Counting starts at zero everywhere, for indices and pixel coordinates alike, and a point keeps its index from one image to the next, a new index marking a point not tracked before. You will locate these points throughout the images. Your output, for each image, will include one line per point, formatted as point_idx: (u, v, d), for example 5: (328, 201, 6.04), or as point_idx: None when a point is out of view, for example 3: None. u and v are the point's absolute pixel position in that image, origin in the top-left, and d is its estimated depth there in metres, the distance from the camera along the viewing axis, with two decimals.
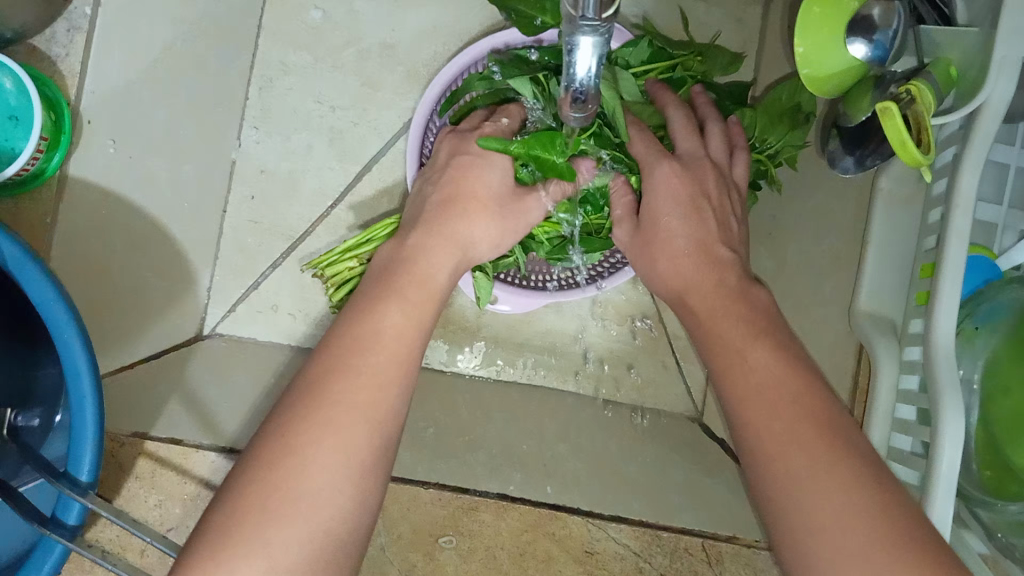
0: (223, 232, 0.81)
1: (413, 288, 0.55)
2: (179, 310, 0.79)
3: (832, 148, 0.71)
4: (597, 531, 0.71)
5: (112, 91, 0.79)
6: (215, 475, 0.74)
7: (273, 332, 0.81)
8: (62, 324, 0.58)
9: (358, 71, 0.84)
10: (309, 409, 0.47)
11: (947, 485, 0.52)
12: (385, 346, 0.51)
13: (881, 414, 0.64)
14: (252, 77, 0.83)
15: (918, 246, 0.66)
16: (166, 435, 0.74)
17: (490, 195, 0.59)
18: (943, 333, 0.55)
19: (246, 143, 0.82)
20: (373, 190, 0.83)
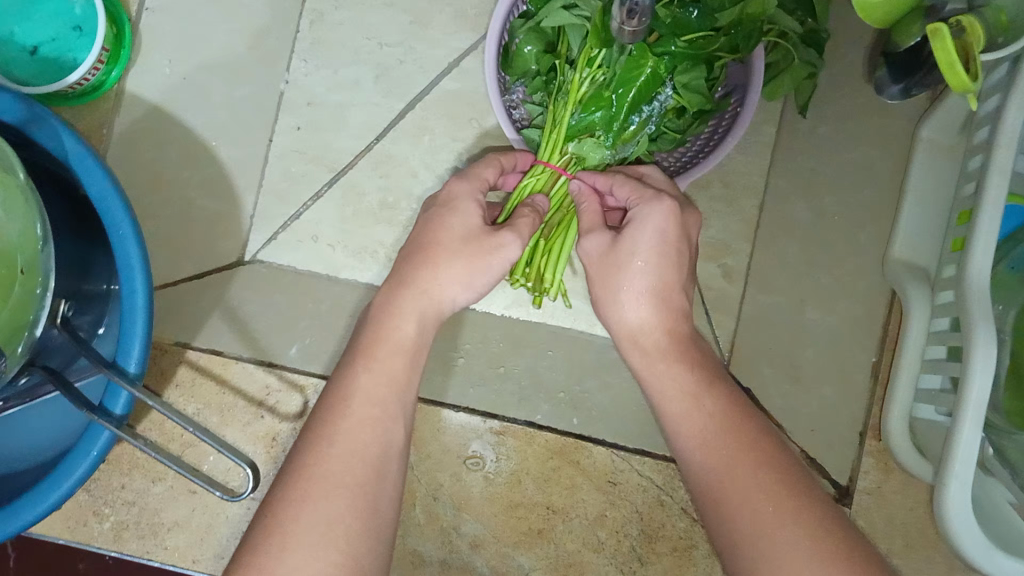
0: (270, 156, 0.84)
1: (382, 348, 0.56)
2: (224, 232, 0.82)
3: (879, 77, 0.75)
4: (621, 462, 0.72)
5: (173, 12, 0.82)
6: (252, 387, 0.78)
7: (311, 261, 0.82)
8: (119, 220, 0.60)
9: (409, 9, 0.86)
10: (299, 474, 0.48)
11: (976, 413, 0.53)
12: (363, 410, 0.52)
13: (911, 356, 0.65)
14: (306, 9, 0.85)
15: (956, 192, 0.66)
16: (207, 346, 0.79)
17: (455, 240, 0.59)
18: (977, 270, 0.56)
19: (296, 75, 0.85)
20: (415, 125, 0.85)
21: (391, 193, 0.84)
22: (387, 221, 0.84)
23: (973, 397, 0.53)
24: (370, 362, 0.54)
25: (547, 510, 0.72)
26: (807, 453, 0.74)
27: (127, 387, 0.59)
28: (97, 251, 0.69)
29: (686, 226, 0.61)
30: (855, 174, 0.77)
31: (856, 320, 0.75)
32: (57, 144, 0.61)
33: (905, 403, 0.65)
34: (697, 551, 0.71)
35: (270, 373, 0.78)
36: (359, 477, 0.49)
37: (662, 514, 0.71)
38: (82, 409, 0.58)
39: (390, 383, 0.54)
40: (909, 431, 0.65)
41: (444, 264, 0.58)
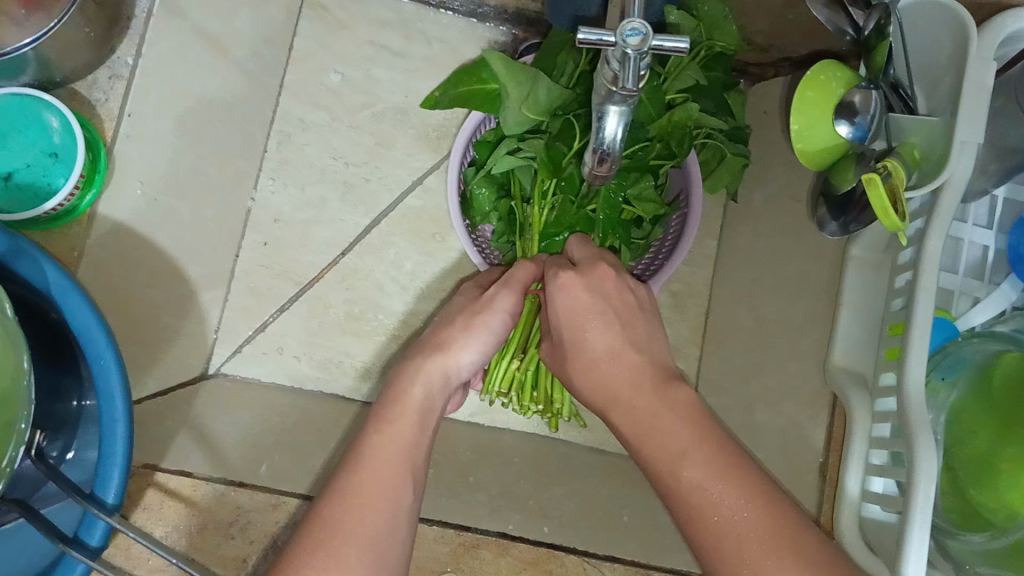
0: (235, 273, 0.87)
1: (398, 411, 0.62)
2: (189, 349, 0.83)
3: (821, 214, 0.81)
4: (593, 570, 0.74)
5: (145, 131, 0.81)
6: (224, 510, 0.74)
7: (278, 373, 0.87)
8: (100, 349, 0.61)
9: (373, 130, 0.91)
10: (323, 518, 0.54)
11: (923, 517, 0.58)
12: (380, 460, 0.58)
13: (857, 458, 0.70)
14: (273, 130, 0.89)
15: (886, 308, 0.73)
16: (177, 468, 0.75)
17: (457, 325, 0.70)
18: (914, 383, 0.62)
19: (263, 193, 0.88)
20: (380, 241, 0.90)
21: (357, 305, 0.89)
22: (354, 333, 0.88)
23: (920, 500, 0.58)
24: (384, 423, 0.61)
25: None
26: None
27: (106, 518, 0.59)
28: (66, 375, 0.70)
29: (606, 281, 0.67)
30: (793, 285, 0.84)
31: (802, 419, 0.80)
32: (38, 277, 0.62)
33: (853, 502, 0.70)
34: None
35: (243, 493, 0.75)
36: (379, 524, 0.55)
37: None
38: (58, 542, 0.59)
39: (399, 441, 0.60)
40: (859, 529, 0.69)
41: (463, 344, 0.69)
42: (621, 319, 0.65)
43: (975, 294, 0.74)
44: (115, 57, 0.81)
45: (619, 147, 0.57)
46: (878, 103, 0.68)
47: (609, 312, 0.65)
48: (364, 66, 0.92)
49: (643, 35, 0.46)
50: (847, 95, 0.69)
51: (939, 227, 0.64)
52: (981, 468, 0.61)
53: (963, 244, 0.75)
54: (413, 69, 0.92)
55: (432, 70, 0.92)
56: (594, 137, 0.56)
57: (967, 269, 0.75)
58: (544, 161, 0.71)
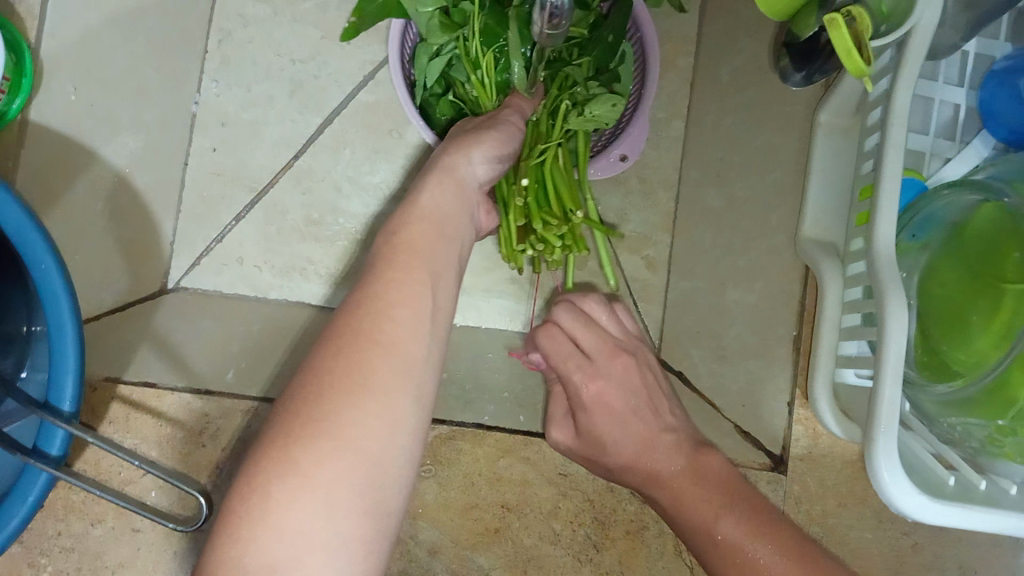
0: (185, 181, 0.83)
1: (412, 217, 0.57)
2: (144, 261, 0.82)
3: (783, 65, 0.80)
4: (569, 454, 0.76)
5: (73, 34, 0.80)
6: (191, 417, 0.82)
7: (240, 283, 0.84)
8: (39, 252, 0.59)
9: (318, 23, 0.85)
10: (346, 329, 0.49)
11: (896, 372, 0.56)
12: (394, 267, 0.53)
13: (829, 323, 0.69)
14: (211, 30, 0.83)
15: (857, 170, 0.71)
16: (140, 380, 0.81)
17: (470, 139, 0.63)
18: (884, 244, 0.61)
19: (207, 95, 0.83)
20: (334, 140, 0.86)
21: (315, 209, 0.85)
22: (314, 238, 0.85)
23: (891, 354, 0.56)
24: (397, 233, 0.56)
25: (502, 509, 0.75)
26: (739, 428, 0.77)
27: (65, 425, 0.59)
28: (14, 289, 0.68)
29: (641, 374, 0.73)
30: (764, 160, 0.81)
31: (777, 295, 0.79)
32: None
33: (826, 369, 0.70)
34: (648, 531, 0.74)
35: (207, 401, 0.82)
36: (406, 329, 0.50)
37: (612, 499, 0.75)
38: (17, 455, 0.59)
39: (417, 247, 0.55)
40: (830, 397, 0.70)
41: (471, 147, 0.63)
42: (650, 402, 0.72)
43: (946, 154, 0.73)
44: None
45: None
46: None
47: (646, 400, 0.72)
48: None
49: None
50: None
51: (908, 74, 0.61)
52: (952, 322, 0.61)
53: (932, 103, 0.73)
54: None
55: None
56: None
57: (938, 130, 0.73)
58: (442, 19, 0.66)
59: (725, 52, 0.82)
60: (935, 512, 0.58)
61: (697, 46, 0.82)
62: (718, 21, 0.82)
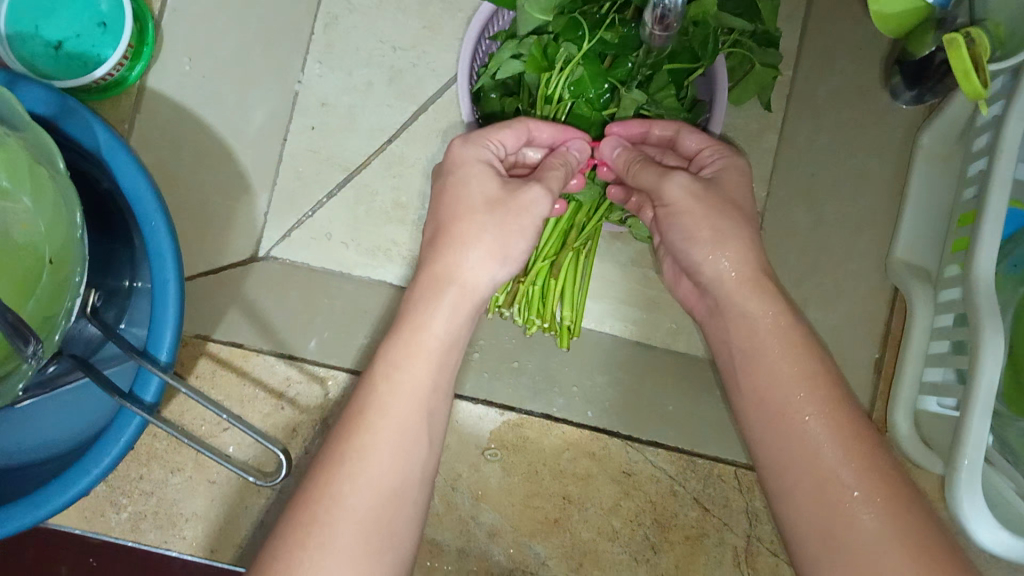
0: (282, 157, 0.86)
1: (409, 350, 0.59)
2: (238, 233, 0.85)
3: (893, 82, 0.80)
4: (635, 453, 0.76)
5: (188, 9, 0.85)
6: (273, 379, 0.85)
7: (326, 259, 0.88)
8: (149, 213, 0.63)
9: (421, 14, 0.88)
10: (318, 494, 0.53)
11: (987, 403, 0.56)
12: (385, 425, 0.56)
13: (915, 352, 0.70)
14: (320, 13, 0.87)
15: (958, 197, 0.70)
16: (229, 340, 0.85)
17: (478, 206, 0.62)
18: (983, 270, 0.59)
19: (310, 77, 0.87)
20: (427, 129, 0.88)
21: (404, 194, 0.88)
22: (400, 222, 0.88)
23: (984, 385, 0.56)
24: (394, 369, 0.58)
25: (564, 500, 0.76)
26: None
27: (162, 373, 0.62)
28: (116, 244, 0.71)
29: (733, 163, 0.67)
30: (856, 180, 0.80)
31: (857, 314, 0.79)
32: (89, 137, 0.64)
33: (910, 396, 0.70)
34: (708, 540, 0.75)
35: (291, 365, 0.85)
36: (385, 498, 0.53)
37: (673, 503, 0.76)
38: (115, 396, 0.61)
39: (417, 395, 0.57)
40: (913, 422, 0.70)
41: (468, 243, 0.61)
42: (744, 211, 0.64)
43: None
44: None
45: None
46: None
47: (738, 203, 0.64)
48: None
49: None
50: None
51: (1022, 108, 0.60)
52: None
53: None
54: None
55: None
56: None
57: None
58: (535, 54, 0.68)
59: (827, 66, 0.81)
60: (993, 538, 0.58)
61: (798, 60, 0.81)
62: (821, 34, 0.82)
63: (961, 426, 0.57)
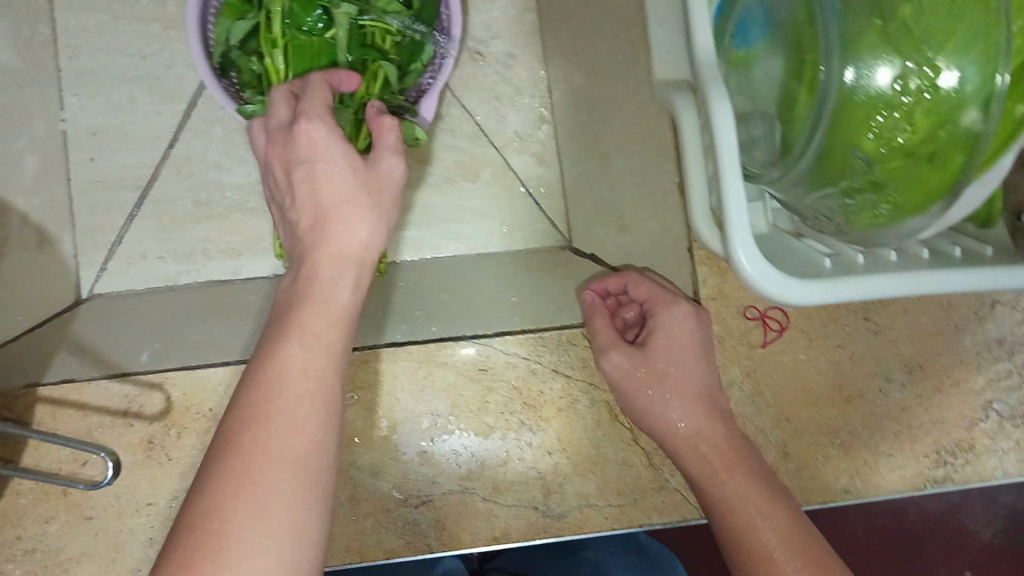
0: (71, 196, 0.88)
1: (318, 321, 0.56)
2: (52, 279, 0.86)
3: None
4: (485, 347, 0.79)
5: None
6: (114, 402, 0.74)
7: (149, 277, 0.88)
8: None
9: (158, 15, 0.90)
10: (254, 440, 0.50)
11: (732, 161, 0.60)
12: (274, 461, 0.50)
13: (691, 150, 0.71)
14: (59, 48, 0.88)
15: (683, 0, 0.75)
16: (59, 378, 0.75)
17: (774, 378, 0.80)
18: (703, 44, 0.66)
19: (71, 110, 0.88)
20: (201, 120, 0.89)
21: (201, 191, 0.89)
22: (206, 218, 0.89)
23: (725, 137, 0.61)
24: (306, 333, 0.55)
25: (435, 417, 0.77)
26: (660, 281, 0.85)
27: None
28: None
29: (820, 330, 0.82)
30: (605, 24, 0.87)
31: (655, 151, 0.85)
32: None
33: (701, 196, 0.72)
34: (579, 404, 0.78)
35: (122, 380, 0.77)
36: (289, 529, 0.48)
37: (537, 381, 0.78)
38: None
39: (315, 443, 0.52)
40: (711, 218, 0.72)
41: (677, 411, 0.76)
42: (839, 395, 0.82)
43: None
44: None
45: None
46: None
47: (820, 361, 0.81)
48: None
49: None
50: None
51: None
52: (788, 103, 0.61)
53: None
54: None
55: None
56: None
57: None
58: None
59: None
60: (787, 289, 0.61)
61: None
62: None
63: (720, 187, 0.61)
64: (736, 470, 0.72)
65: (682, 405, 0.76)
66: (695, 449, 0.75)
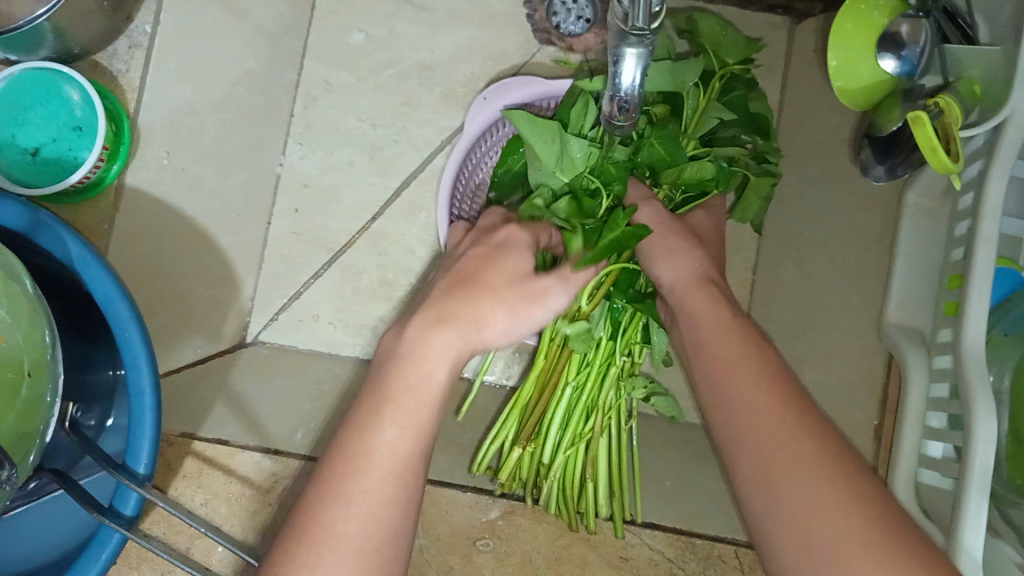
0: (267, 240, 0.87)
1: (405, 397, 0.56)
2: (224, 318, 0.84)
3: (864, 158, 0.80)
4: (632, 537, 0.76)
5: (164, 102, 0.84)
6: (259, 476, 0.76)
7: (312, 340, 0.86)
8: (124, 320, 0.62)
9: (399, 90, 0.90)
10: (304, 532, 0.51)
11: (981, 484, 0.59)
12: (369, 472, 0.53)
13: (914, 418, 0.72)
14: (297, 94, 0.89)
15: (946, 257, 0.73)
16: (214, 436, 0.77)
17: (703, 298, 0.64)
18: (972, 339, 0.62)
19: (291, 158, 0.88)
20: (409, 203, 0.89)
21: (389, 269, 0.88)
22: (385, 298, 0.88)
23: (979, 463, 0.59)
24: (372, 431, 0.54)
25: None
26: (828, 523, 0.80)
27: (139, 489, 0.60)
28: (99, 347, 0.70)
29: None
30: (845, 238, 0.82)
31: (857, 380, 0.79)
32: (61, 249, 0.63)
33: (909, 466, 0.71)
34: None
35: (277, 460, 0.76)
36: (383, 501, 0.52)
37: None
38: (93, 514, 0.60)
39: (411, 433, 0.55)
40: (914, 492, 0.70)
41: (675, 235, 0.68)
42: None
43: None
44: (134, 26, 0.83)
45: (638, 92, 0.56)
46: (929, 33, 0.67)
47: None
48: (386, 23, 0.90)
49: None
50: (893, 24, 0.68)
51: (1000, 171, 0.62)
52: None
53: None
54: (436, 24, 0.91)
55: (456, 25, 0.91)
56: (610, 81, 0.55)
57: None
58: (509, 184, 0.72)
59: (811, 131, 0.85)
60: None
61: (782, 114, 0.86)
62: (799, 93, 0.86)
63: (958, 505, 0.60)
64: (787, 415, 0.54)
65: (739, 372, 0.58)
66: (769, 445, 0.53)
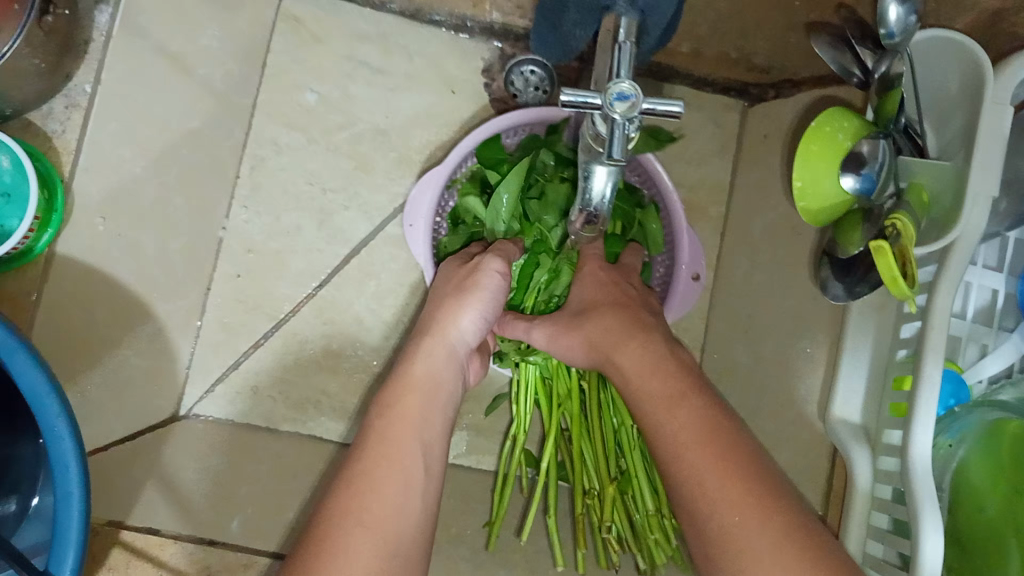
0: (207, 308, 0.83)
1: (410, 385, 0.62)
2: (161, 392, 0.80)
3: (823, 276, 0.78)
4: None
5: (103, 164, 0.81)
6: (191, 569, 0.73)
7: (251, 414, 0.82)
8: (49, 418, 0.58)
9: (352, 153, 0.88)
10: (341, 485, 0.56)
11: None
12: (383, 453, 0.58)
13: (857, 520, 0.73)
14: (244, 155, 0.86)
15: (889, 356, 0.74)
16: (143, 526, 0.74)
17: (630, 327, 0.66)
18: (919, 448, 0.63)
19: (235, 222, 0.85)
20: (359, 272, 0.87)
21: (335, 339, 0.85)
22: (329, 370, 0.85)
23: None
24: (389, 406, 0.61)
25: None
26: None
27: None
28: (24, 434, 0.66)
29: None
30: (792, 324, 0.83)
31: (803, 470, 0.80)
32: None
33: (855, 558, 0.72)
34: None
35: (210, 552, 0.74)
36: (396, 500, 0.55)
37: None
38: None
39: (413, 428, 0.59)
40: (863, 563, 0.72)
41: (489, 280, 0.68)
42: None
43: (983, 341, 0.74)
44: (72, 85, 0.81)
45: (607, 207, 0.54)
46: (886, 150, 0.67)
47: None
48: (341, 84, 0.88)
49: (631, 100, 0.44)
50: (856, 145, 0.68)
51: (949, 287, 0.63)
52: (986, 544, 0.64)
53: (971, 288, 0.74)
54: (393, 87, 0.89)
55: (413, 90, 0.89)
56: (580, 195, 0.54)
57: (976, 315, 0.74)
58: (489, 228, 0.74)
59: (761, 209, 0.88)
60: None
61: (731, 196, 0.93)
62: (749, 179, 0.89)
63: None
64: (680, 411, 0.57)
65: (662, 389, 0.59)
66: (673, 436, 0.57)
